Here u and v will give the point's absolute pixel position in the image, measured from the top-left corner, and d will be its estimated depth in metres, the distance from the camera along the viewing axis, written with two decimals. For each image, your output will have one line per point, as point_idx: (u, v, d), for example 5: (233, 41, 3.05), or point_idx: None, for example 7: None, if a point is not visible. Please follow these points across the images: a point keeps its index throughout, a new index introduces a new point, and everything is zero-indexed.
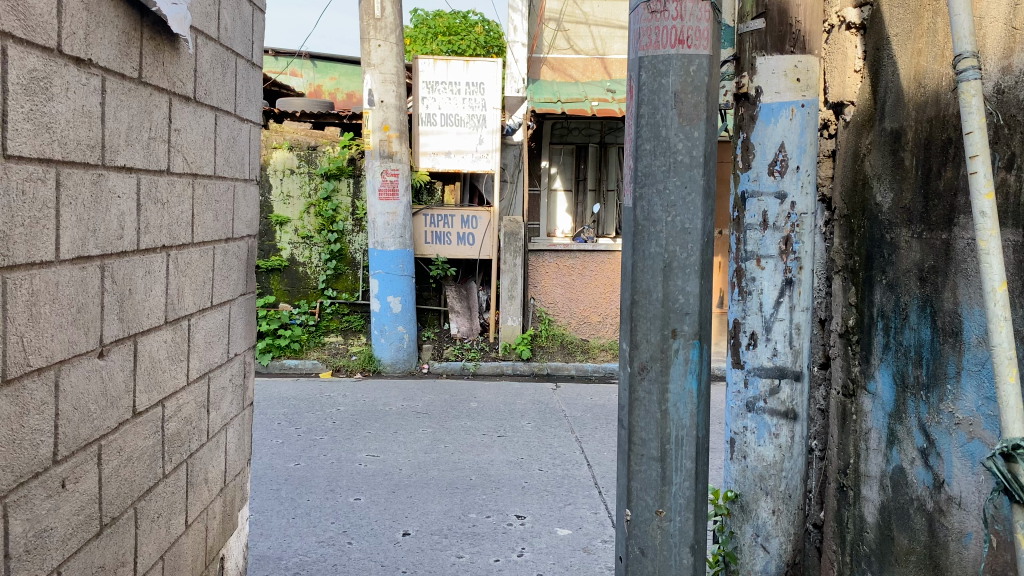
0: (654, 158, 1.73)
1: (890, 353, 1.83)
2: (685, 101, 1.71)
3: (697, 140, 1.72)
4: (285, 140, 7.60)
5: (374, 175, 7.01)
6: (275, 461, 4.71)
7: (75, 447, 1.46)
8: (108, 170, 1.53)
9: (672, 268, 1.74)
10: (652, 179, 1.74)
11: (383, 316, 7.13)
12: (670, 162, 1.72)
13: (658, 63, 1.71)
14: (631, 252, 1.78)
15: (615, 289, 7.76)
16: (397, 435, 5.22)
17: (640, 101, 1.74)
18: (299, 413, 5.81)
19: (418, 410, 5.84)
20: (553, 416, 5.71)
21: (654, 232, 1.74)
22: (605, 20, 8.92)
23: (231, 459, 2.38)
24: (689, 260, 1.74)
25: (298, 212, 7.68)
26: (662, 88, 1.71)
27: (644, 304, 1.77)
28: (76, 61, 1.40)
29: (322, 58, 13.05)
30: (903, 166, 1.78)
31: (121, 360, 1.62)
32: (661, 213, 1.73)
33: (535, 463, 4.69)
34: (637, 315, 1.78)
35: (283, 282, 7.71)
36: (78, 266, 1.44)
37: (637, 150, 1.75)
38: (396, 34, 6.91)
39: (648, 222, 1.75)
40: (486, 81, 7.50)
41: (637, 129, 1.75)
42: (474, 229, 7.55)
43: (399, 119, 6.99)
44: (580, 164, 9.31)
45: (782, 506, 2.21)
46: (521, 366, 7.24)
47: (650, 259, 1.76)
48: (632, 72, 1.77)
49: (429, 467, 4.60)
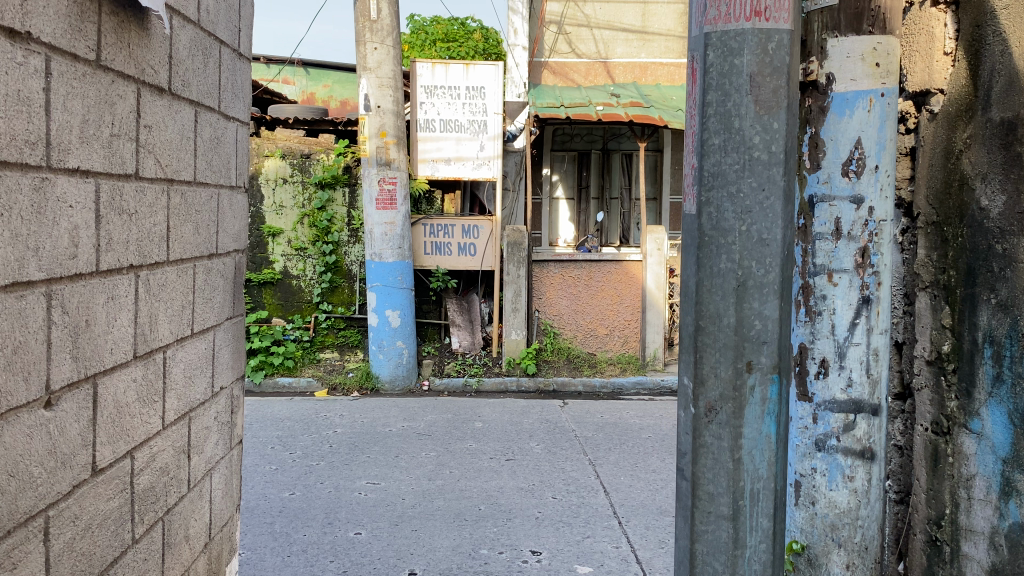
0: (724, 156, 1.43)
1: (1004, 387, 1.60)
2: (763, 85, 1.41)
3: (776, 132, 1.42)
4: (278, 148, 7.33)
5: (371, 183, 6.71)
6: (269, 491, 4.39)
7: (12, 524, 1.14)
8: (56, 174, 1.22)
9: (747, 288, 1.45)
10: (722, 181, 1.44)
11: (382, 331, 6.81)
12: (745, 159, 1.42)
13: (729, 40, 1.41)
14: (695, 269, 1.48)
15: (623, 300, 7.44)
16: (398, 460, 4.90)
17: (707, 87, 1.44)
18: (294, 436, 5.49)
19: (420, 432, 5.52)
20: (563, 437, 5.40)
21: (725, 243, 1.44)
22: (607, 23, 8.67)
23: (216, 509, 2.06)
24: (767, 279, 1.45)
25: (292, 223, 7.37)
26: (734, 70, 1.41)
27: (713, 332, 1.47)
28: (10, 34, 1.09)
29: (314, 66, 12.76)
30: (1020, 162, 1.55)
31: (75, 409, 1.31)
32: (734, 220, 1.43)
33: (547, 490, 4.37)
34: (704, 344, 1.48)
35: (276, 296, 7.39)
36: (16, 294, 1.13)
37: (703, 145, 1.45)
38: (393, 36, 6.62)
39: (718, 232, 1.45)
40: (486, 85, 7.22)
41: (702, 121, 1.45)
42: (476, 240, 7.29)
43: (397, 124, 6.70)
44: (582, 171, 9.04)
45: (857, 561, 1.91)
46: (526, 382, 6.94)
47: (720, 277, 1.45)
48: (694, 53, 1.48)
49: (434, 496, 4.28)
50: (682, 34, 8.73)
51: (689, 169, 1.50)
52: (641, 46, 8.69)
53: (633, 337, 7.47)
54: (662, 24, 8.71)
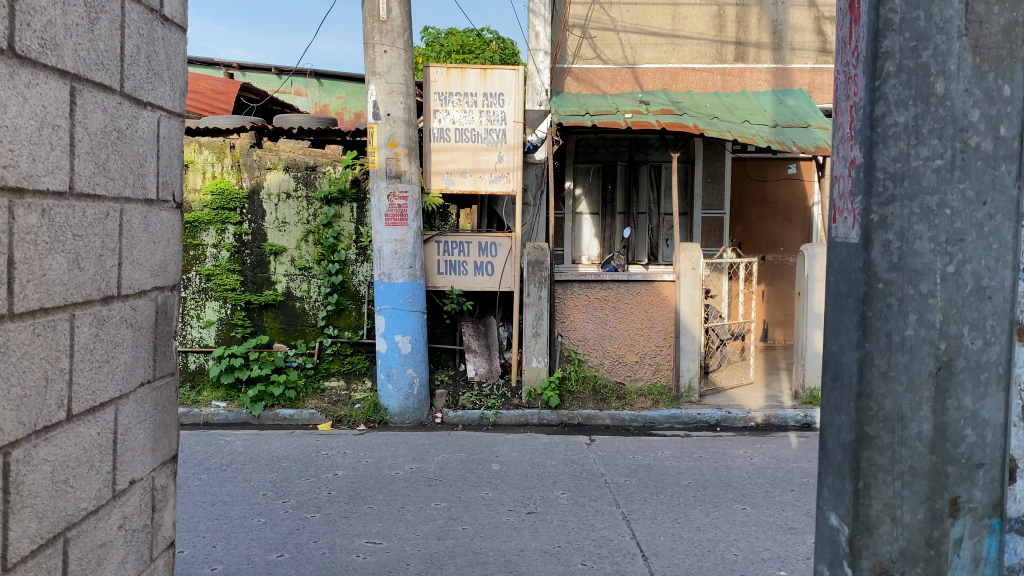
0: (917, 125, 1.39)
1: None
2: (975, 37, 1.37)
3: (994, 122, 1.40)
4: (281, 159, 6.78)
5: (379, 199, 6.14)
6: (253, 553, 3.79)
7: None
8: None
9: (950, 386, 1.42)
10: (920, 183, 1.40)
11: (390, 358, 6.21)
12: (950, 121, 1.38)
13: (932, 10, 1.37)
14: (857, 344, 1.46)
15: (653, 324, 6.82)
16: (404, 513, 4.28)
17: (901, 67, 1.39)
18: (289, 480, 4.90)
19: (431, 476, 4.91)
20: (592, 484, 4.76)
21: (923, 280, 1.40)
22: (635, 27, 8.09)
23: None
24: (974, 373, 1.42)
25: (296, 241, 6.82)
26: (940, 46, 1.38)
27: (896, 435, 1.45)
28: None
29: (327, 76, 12.28)
30: None
31: None
32: (928, 231, 1.40)
33: (576, 555, 3.74)
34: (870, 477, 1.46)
35: (278, 319, 6.84)
36: None
37: (885, 134, 1.41)
38: (404, 38, 6.06)
39: (911, 247, 1.40)
40: (505, 92, 6.65)
41: (893, 103, 1.40)
42: (494, 258, 6.75)
43: (408, 133, 6.14)
44: (608, 184, 8.46)
45: None
46: (548, 416, 6.32)
47: (918, 367, 1.42)
48: (868, 30, 1.43)
49: (444, 562, 3.67)
50: (715, 37, 8.11)
51: (852, 153, 1.47)
52: (670, 51, 8.11)
53: (666, 364, 6.86)
54: (694, 27, 8.10)
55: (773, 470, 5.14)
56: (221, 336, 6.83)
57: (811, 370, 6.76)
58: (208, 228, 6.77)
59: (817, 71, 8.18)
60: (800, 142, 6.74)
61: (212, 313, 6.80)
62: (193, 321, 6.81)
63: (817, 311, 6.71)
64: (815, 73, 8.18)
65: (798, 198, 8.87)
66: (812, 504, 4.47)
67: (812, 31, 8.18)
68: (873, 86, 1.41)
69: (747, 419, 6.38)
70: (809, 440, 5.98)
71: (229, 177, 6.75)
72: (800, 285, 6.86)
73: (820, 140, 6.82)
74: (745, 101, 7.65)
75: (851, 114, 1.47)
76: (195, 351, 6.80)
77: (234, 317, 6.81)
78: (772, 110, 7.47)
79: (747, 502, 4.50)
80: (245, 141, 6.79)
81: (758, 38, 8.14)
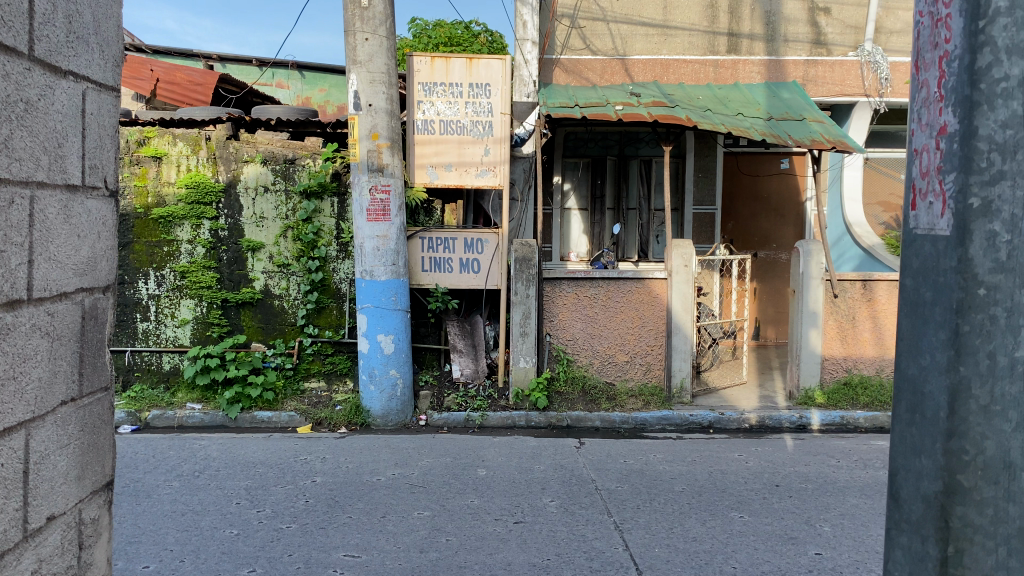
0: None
1: None
2: None
3: None
4: (258, 152, 6.54)
5: (361, 192, 5.91)
6: (223, 568, 3.56)
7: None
8: None
9: None
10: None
11: (373, 358, 5.98)
12: None
13: None
14: (949, 382, 1.40)
15: (644, 323, 6.60)
16: (385, 523, 4.07)
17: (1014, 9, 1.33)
18: (266, 487, 4.68)
19: (413, 483, 4.69)
20: (581, 490, 4.56)
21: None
22: (626, 17, 7.89)
23: None
24: None
25: (274, 236, 6.59)
26: None
27: (966, 467, 1.40)
28: None
29: (310, 69, 12.03)
30: None
31: None
32: None
33: (566, 568, 3.54)
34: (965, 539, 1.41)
35: (256, 318, 6.63)
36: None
37: (990, 94, 1.35)
38: (386, 26, 5.82)
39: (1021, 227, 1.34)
40: (492, 82, 6.41)
41: (1004, 54, 1.34)
42: (480, 254, 6.55)
43: (390, 125, 5.91)
44: (597, 179, 8.27)
45: None
46: (536, 418, 6.12)
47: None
48: None
49: None
50: (707, 28, 7.93)
51: (941, 118, 1.42)
52: (661, 42, 7.92)
53: (657, 364, 6.64)
54: (685, 18, 7.91)
55: (769, 475, 4.96)
56: (197, 335, 6.63)
57: (806, 368, 6.60)
58: (182, 223, 6.53)
59: (811, 63, 7.99)
60: (795, 135, 6.55)
61: (187, 312, 6.60)
62: (167, 320, 6.61)
63: (812, 310, 6.53)
64: (809, 65, 7.99)
65: (791, 193, 8.71)
66: (811, 512, 4.30)
67: (806, 22, 7.98)
68: (975, 31, 1.36)
69: (741, 420, 6.21)
70: (804, 442, 5.81)
71: (204, 170, 6.52)
72: (794, 282, 6.67)
73: (816, 133, 6.63)
74: (738, 94, 7.47)
75: (940, 68, 1.43)
76: (170, 351, 6.59)
77: (209, 316, 6.60)
78: (766, 103, 7.29)
79: (743, 509, 4.32)
80: (221, 133, 6.55)
81: (751, 29, 7.95)
